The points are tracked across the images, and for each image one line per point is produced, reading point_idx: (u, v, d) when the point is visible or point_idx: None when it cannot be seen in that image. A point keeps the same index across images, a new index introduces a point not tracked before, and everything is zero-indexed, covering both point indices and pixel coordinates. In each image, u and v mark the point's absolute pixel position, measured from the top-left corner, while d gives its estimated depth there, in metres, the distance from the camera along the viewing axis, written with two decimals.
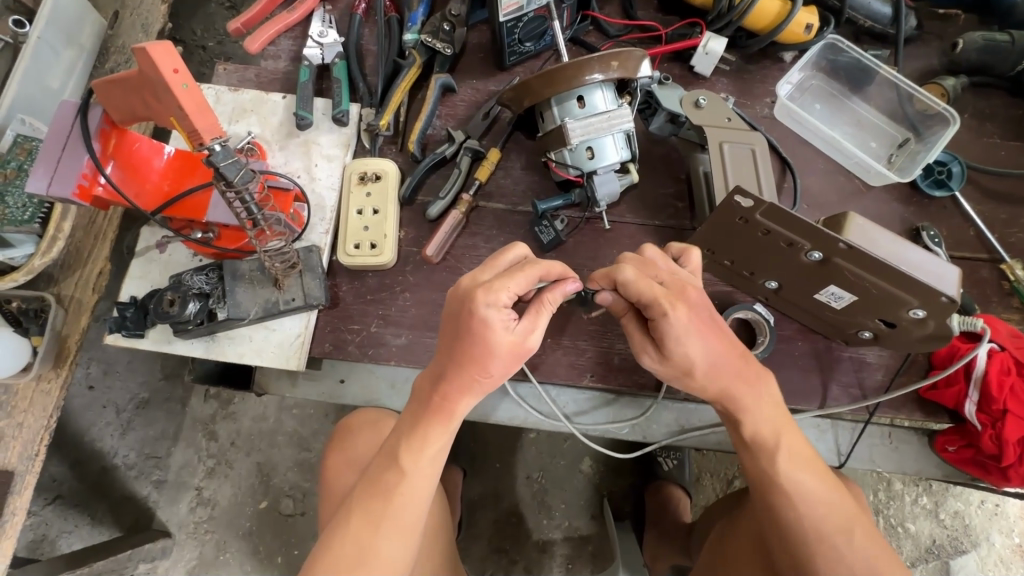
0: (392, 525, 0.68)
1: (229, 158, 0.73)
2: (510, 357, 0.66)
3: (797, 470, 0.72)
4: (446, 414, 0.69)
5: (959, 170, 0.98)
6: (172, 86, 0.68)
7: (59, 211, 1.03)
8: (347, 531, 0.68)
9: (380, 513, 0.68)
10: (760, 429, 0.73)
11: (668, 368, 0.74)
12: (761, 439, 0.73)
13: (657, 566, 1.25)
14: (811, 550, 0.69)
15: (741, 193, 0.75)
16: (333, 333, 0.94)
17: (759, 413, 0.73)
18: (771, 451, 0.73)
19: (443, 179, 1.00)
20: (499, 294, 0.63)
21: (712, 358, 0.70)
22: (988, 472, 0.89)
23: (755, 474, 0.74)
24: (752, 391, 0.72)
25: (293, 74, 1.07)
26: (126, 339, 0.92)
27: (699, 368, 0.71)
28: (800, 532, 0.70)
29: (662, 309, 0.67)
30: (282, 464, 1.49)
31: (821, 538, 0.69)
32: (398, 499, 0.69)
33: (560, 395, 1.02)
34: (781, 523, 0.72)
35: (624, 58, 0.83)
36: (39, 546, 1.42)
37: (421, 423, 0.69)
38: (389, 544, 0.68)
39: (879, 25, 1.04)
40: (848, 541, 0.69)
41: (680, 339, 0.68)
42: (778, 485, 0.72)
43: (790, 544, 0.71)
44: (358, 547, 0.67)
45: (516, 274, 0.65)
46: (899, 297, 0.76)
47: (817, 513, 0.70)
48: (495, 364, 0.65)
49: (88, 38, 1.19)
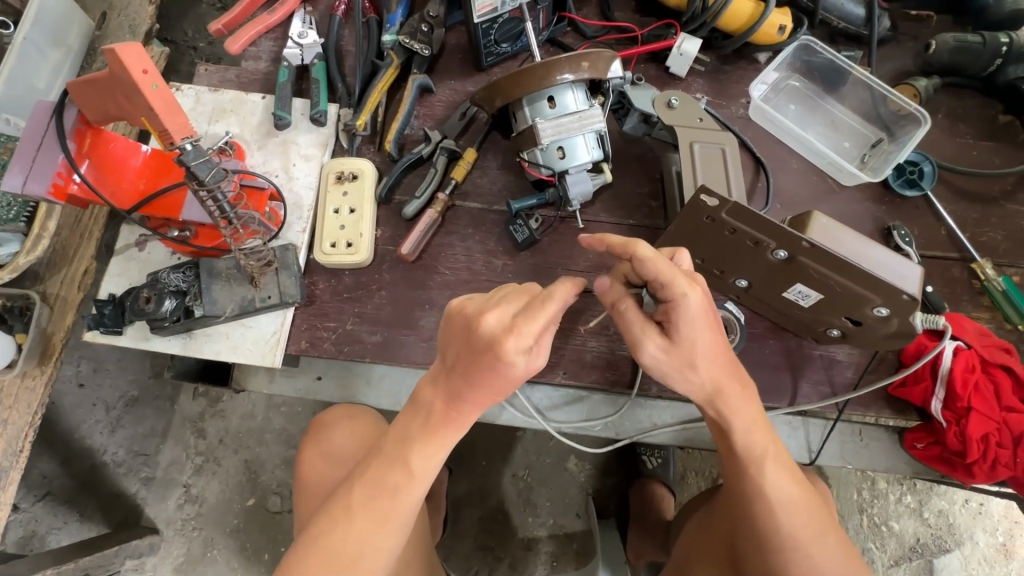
0: (394, 521, 0.71)
1: (201, 158, 0.74)
2: (521, 378, 0.64)
3: (781, 480, 0.76)
4: (460, 420, 0.70)
5: (930, 170, 0.99)
6: (142, 86, 0.69)
7: (43, 211, 1.05)
8: (351, 528, 0.70)
9: (385, 513, 0.71)
10: (749, 439, 0.76)
11: (671, 357, 0.72)
12: (749, 448, 0.77)
13: (639, 560, 1.30)
14: (789, 556, 0.73)
15: (708, 191, 0.76)
16: (309, 331, 0.95)
17: (746, 421, 0.76)
18: (759, 460, 0.76)
19: (420, 178, 1.01)
20: (527, 340, 0.60)
21: (709, 347, 0.72)
22: (954, 469, 0.89)
23: (741, 483, 0.77)
24: (741, 398, 0.76)
25: (273, 75, 1.08)
26: (104, 335, 0.93)
27: (699, 356, 0.72)
28: (781, 541, 0.74)
29: (683, 286, 0.67)
30: (270, 461, 1.51)
31: (800, 544, 0.74)
32: (403, 497, 0.71)
33: (533, 391, 1.05)
34: (761, 529, 0.75)
35: (594, 59, 0.85)
36: (29, 542, 1.43)
37: (430, 430, 0.70)
38: (389, 540, 0.71)
39: (853, 26, 1.04)
40: (823, 548, 0.74)
41: (691, 319, 0.69)
42: (762, 493, 0.75)
43: (769, 550, 0.75)
44: (358, 543, 0.70)
45: (542, 314, 0.60)
46: (862, 296, 0.77)
47: (797, 522, 0.74)
48: (504, 384, 0.64)
49: (76, 39, 1.21)
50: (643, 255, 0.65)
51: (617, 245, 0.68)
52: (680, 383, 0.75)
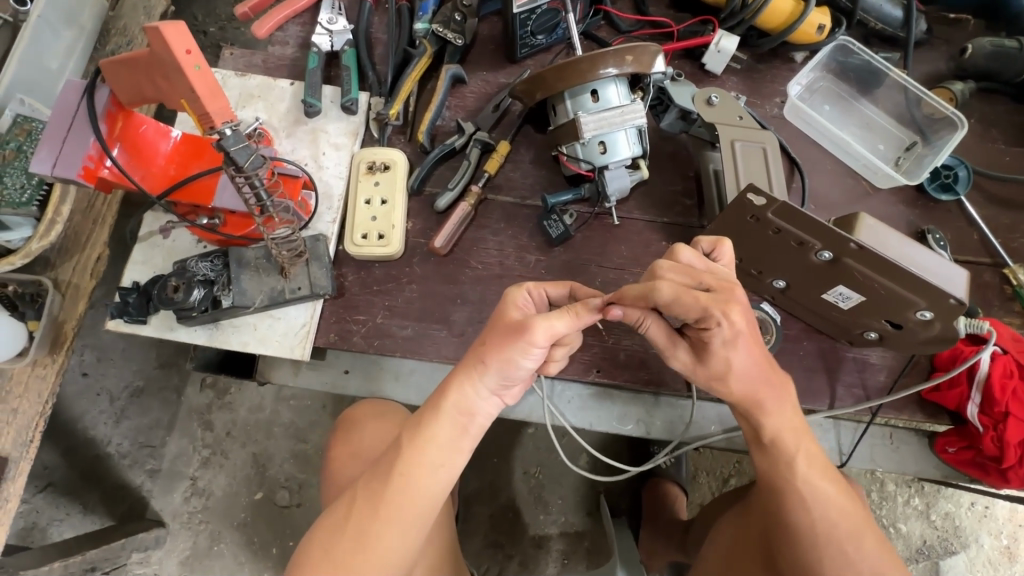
0: (391, 509, 0.69)
1: (240, 143, 0.70)
2: (506, 330, 0.66)
3: (815, 476, 0.76)
4: (446, 407, 0.69)
5: (966, 175, 0.99)
6: (184, 67, 0.67)
7: (57, 195, 1.01)
8: (376, 517, 0.69)
9: (381, 496, 0.69)
10: (782, 434, 0.76)
11: (700, 371, 0.74)
12: (782, 445, 0.77)
13: (654, 561, 1.30)
14: (822, 551, 0.73)
15: (755, 190, 0.76)
16: (338, 323, 0.93)
17: (779, 417, 0.76)
18: (791, 457, 0.76)
19: (451, 170, 0.99)
20: (523, 281, 0.72)
21: (748, 364, 0.71)
22: (987, 474, 0.91)
23: (775, 479, 0.77)
24: (778, 397, 0.75)
25: (301, 61, 1.06)
26: (128, 325, 0.90)
27: (733, 373, 0.72)
28: (811, 536, 0.74)
29: (718, 317, 0.65)
30: (278, 455, 1.48)
31: (833, 539, 0.73)
32: (399, 482, 0.69)
33: (564, 390, 1.03)
34: (793, 524, 0.75)
35: (639, 53, 0.83)
36: (29, 534, 1.40)
37: (423, 415, 0.71)
38: (391, 532, 0.69)
39: (891, 27, 1.04)
40: (858, 545, 0.73)
41: (729, 342, 0.68)
42: (796, 490, 0.76)
43: (801, 546, 0.75)
44: (361, 532, 0.69)
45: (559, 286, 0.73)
46: (907, 298, 0.76)
47: (830, 517, 0.74)
48: (493, 335, 0.67)
49: (90, 19, 1.17)
50: (667, 297, 0.64)
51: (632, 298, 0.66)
52: (718, 386, 0.75)
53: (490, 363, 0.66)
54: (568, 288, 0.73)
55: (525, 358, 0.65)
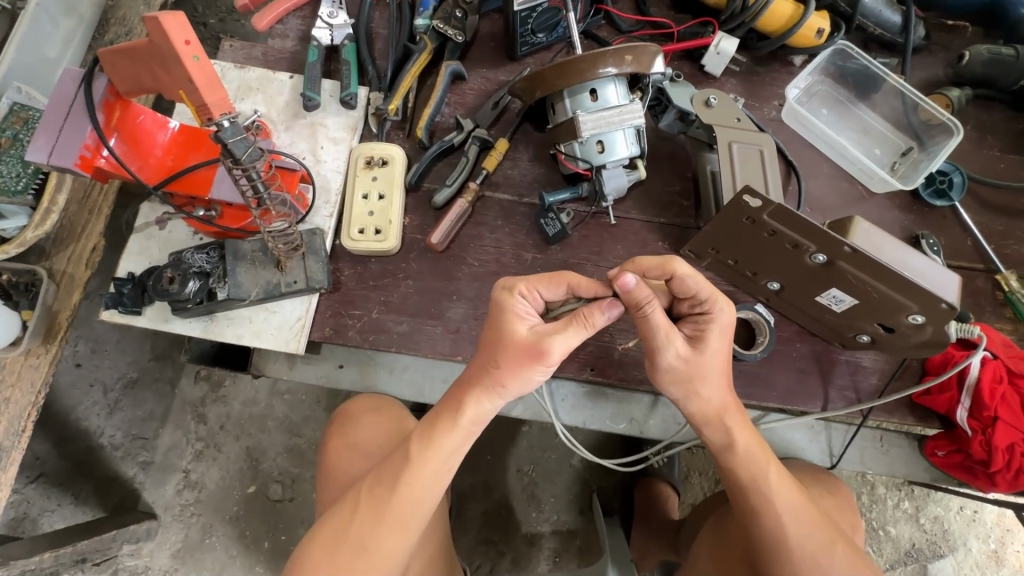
0: (396, 520, 0.70)
1: (237, 135, 0.70)
2: (519, 352, 0.67)
3: (787, 493, 0.76)
4: (466, 427, 0.71)
5: (960, 181, 1.00)
6: (183, 58, 0.67)
7: (52, 183, 1.01)
8: (373, 526, 0.70)
9: (384, 505, 0.70)
10: (754, 452, 0.77)
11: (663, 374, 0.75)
12: (753, 463, 0.77)
13: (646, 561, 1.31)
14: (796, 566, 0.74)
15: (751, 193, 0.75)
16: (333, 318, 0.93)
17: (747, 436, 0.78)
18: (762, 477, 0.77)
19: (450, 166, 0.99)
20: (515, 281, 0.70)
21: (718, 364, 0.74)
22: (975, 477, 0.92)
23: (745, 500, 0.77)
24: (737, 418, 0.78)
25: (301, 54, 1.06)
26: (123, 315, 0.90)
27: (712, 373, 0.74)
28: (787, 553, 0.74)
29: (718, 306, 0.72)
30: (272, 449, 1.48)
31: (805, 552, 0.74)
32: (403, 488, 0.70)
33: (558, 388, 1.04)
34: (768, 542, 0.75)
35: (639, 53, 0.83)
36: (20, 524, 1.38)
37: (436, 420, 0.72)
38: (391, 536, 0.70)
39: (889, 33, 1.05)
40: (831, 558, 0.74)
41: (725, 330, 0.73)
42: (771, 506, 0.75)
43: (777, 563, 0.75)
44: (360, 536, 0.70)
45: (552, 286, 0.70)
46: (899, 302, 0.76)
47: (801, 536, 0.75)
48: (504, 357, 0.67)
49: (89, 7, 1.16)
50: (683, 272, 0.69)
51: (652, 267, 0.69)
52: (690, 399, 0.77)
53: (507, 385, 0.69)
54: (565, 287, 0.71)
55: (540, 374, 0.68)
